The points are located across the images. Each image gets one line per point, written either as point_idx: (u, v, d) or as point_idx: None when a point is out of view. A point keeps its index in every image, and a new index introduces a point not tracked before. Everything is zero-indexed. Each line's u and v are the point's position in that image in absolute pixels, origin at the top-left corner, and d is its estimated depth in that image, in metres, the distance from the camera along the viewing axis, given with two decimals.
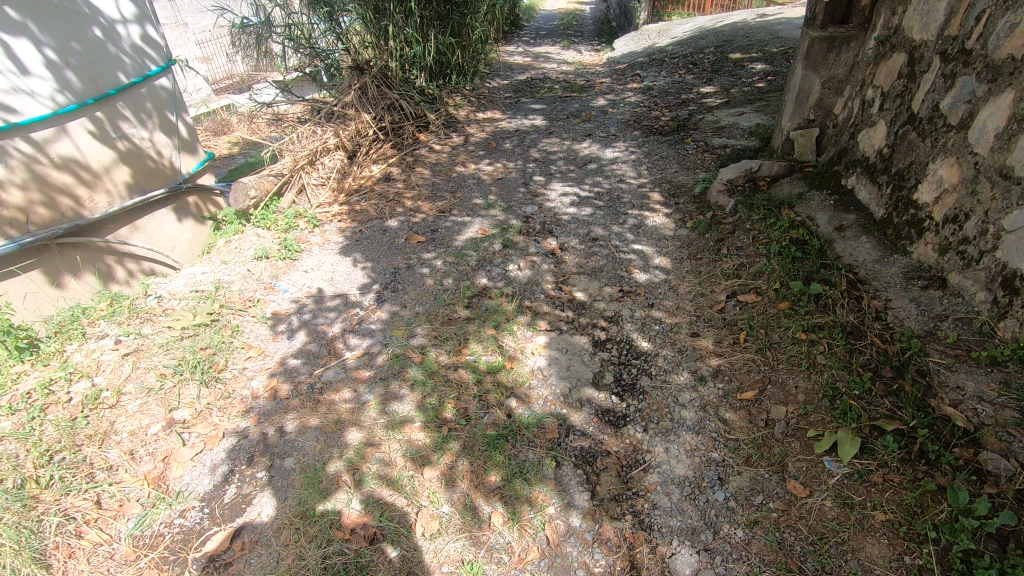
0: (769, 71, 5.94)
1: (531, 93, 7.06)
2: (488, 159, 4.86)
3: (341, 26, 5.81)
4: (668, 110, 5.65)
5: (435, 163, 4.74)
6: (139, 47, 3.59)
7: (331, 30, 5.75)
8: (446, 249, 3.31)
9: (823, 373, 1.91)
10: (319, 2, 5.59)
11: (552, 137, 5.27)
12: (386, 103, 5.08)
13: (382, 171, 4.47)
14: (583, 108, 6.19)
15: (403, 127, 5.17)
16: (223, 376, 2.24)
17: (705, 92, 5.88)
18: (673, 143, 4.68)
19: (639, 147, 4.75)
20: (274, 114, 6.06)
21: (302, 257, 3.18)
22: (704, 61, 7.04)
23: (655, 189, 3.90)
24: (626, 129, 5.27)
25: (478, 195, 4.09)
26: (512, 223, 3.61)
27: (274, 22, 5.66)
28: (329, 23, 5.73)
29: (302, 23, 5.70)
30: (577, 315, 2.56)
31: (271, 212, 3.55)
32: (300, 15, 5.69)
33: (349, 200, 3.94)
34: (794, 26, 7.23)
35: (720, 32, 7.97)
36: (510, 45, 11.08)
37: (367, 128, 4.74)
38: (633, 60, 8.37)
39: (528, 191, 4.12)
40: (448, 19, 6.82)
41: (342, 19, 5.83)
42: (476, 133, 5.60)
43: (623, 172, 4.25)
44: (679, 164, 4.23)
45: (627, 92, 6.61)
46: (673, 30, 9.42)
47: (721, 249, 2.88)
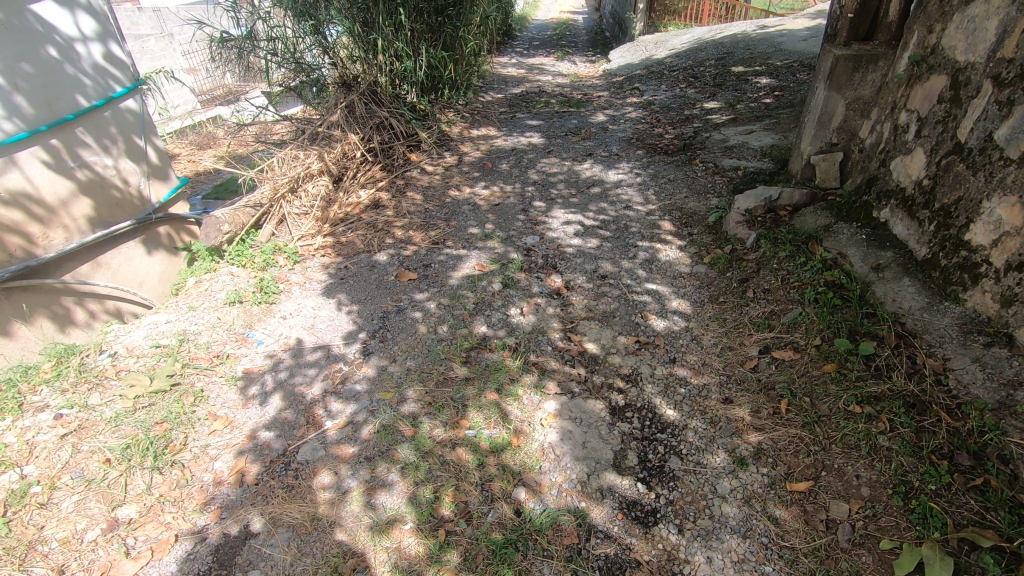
0: (776, 85, 5.70)
1: (527, 108, 6.80)
2: (484, 182, 4.58)
3: (329, 40, 5.56)
4: (671, 128, 5.40)
5: (428, 187, 4.45)
6: (102, 66, 3.28)
7: (318, 44, 5.50)
8: (440, 288, 3.00)
9: (889, 460, 1.63)
10: (304, 15, 5.32)
11: (551, 156, 4.99)
12: (375, 122, 4.79)
13: (371, 196, 4.17)
14: (582, 124, 5.93)
15: (393, 147, 4.88)
16: (181, 458, 1.92)
17: (709, 108, 5.64)
18: (681, 165, 4.42)
19: (644, 168, 4.48)
20: (258, 131, 5.74)
21: (280, 300, 2.87)
22: (706, 74, 6.82)
23: (665, 216, 3.62)
24: (629, 148, 5.00)
25: (474, 223, 3.80)
26: (511, 256, 3.32)
27: (256, 35, 5.37)
28: (314, 37, 5.47)
29: (285, 37, 5.43)
30: (590, 373, 2.26)
31: (247, 247, 3.22)
32: (284, 28, 5.42)
33: (334, 230, 3.63)
34: (796, 38, 7.03)
35: (720, 45, 7.76)
36: (503, 56, 10.84)
37: (354, 150, 4.41)
38: (631, 73, 8.14)
39: (528, 218, 3.83)
40: (440, 32, 6.56)
41: (328, 32, 5.56)
42: (471, 153, 5.32)
43: (629, 197, 3.98)
44: (689, 188, 3.96)
45: (627, 107, 6.37)
46: (670, 41, 9.22)
47: (746, 292, 2.59)
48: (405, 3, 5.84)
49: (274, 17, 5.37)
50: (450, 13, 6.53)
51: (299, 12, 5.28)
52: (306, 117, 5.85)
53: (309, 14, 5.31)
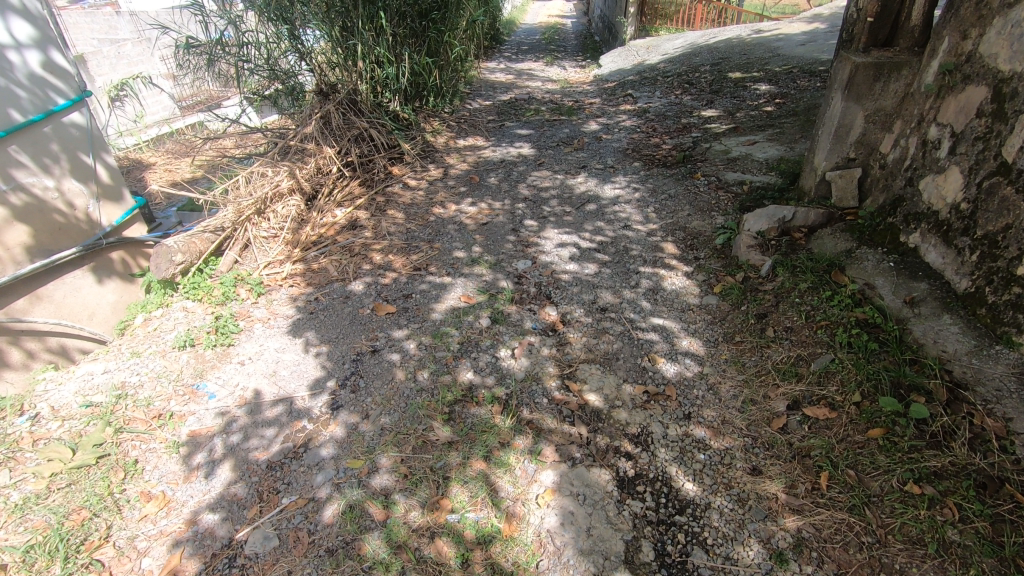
0: (776, 92, 5.46)
1: (517, 116, 6.50)
2: (471, 197, 4.27)
3: (306, 45, 5.24)
4: (668, 138, 5.12)
5: (410, 204, 4.13)
6: (41, 76, 2.93)
7: (294, 50, 5.18)
8: (421, 323, 2.69)
9: (964, 563, 1.37)
10: (277, 19, 5.02)
11: (542, 169, 4.70)
12: (354, 133, 4.47)
13: (348, 215, 3.84)
14: (574, 133, 5.64)
15: (373, 160, 4.55)
16: (101, 556, 1.61)
17: (707, 117, 5.38)
18: (681, 179, 4.14)
19: (642, 182, 4.19)
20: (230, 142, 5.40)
21: (239, 340, 2.53)
22: (701, 80, 6.56)
23: (667, 238, 3.33)
24: (625, 160, 4.72)
25: (460, 246, 3.49)
26: (500, 285, 3.01)
27: (226, 40, 5.03)
28: (290, 43, 5.16)
29: (259, 44, 5.11)
30: (592, 434, 1.95)
31: (204, 278, 2.89)
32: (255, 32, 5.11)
33: (305, 256, 3.29)
34: (793, 43, 6.81)
35: (714, 50, 7.53)
36: (490, 61, 10.57)
37: (329, 164, 4.08)
38: (623, 79, 7.89)
39: (518, 240, 3.52)
40: (425, 37, 6.26)
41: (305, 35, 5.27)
42: (457, 165, 5.01)
43: (627, 215, 3.69)
44: (692, 206, 3.69)
45: (621, 115, 6.09)
46: (663, 46, 8.99)
47: (766, 331, 2.30)
48: (386, 6, 5.54)
49: (246, 21, 5.06)
50: (434, 17, 6.23)
51: (273, 16, 5.00)
52: (282, 127, 5.51)
53: (284, 19, 5.04)
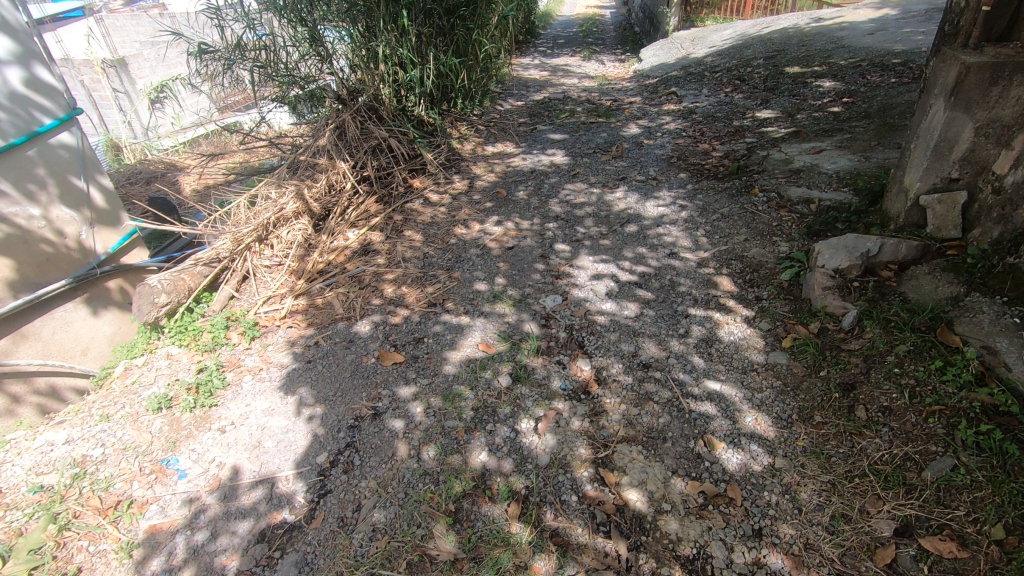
0: (843, 90, 4.85)
1: (550, 118, 6.07)
2: (497, 215, 3.88)
3: (327, 47, 4.92)
4: (718, 144, 4.59)
5: (429, 223, 3.76)
6: (23, 94, 2.69)
7: (314, 53, 4.88)
8: (432, 379, 2.32)
9: None
10: (295, 20, 4.71)
11: (576, 181, 4.26)
12: (371, 145, 4.13)
13: (361, 238, 3.50)
14: (612, 138, 5.17)
15: (392, 174, 4.20)
16: None
17: (762, 120, 4.82)
18: (735, 195, 3.63)
19: (689, 198, 3.70)
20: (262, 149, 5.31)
21: (222, 399, 2.22)
22: (754, 76, 5.97)
23: (721, 270, 2.86)
24: (669, 170, 4.23)
25: (481, 275, 3.09)
26: (525, 327, 2.60)
27: (244, 43, 4.75)
28: (309, 45, 4.85)
29: (278, 47, 4.83)
30: (632, 554, 1.55)
31: (192, 321, 2.60)
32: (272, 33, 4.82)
33: (310, 288, 2.96)
34: (860, 33, 6.12)
35: (768, 41, 6.88)
36: (525, 56, 10.11)
37: (342, 180, 3.74)
38: (666, 74, 7.33)
39: (548, 268, 3.11)
40: (453, 35, 5.88)
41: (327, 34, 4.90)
42: (484, 176, 4.62)
43: (673, 240, 3.22)
44: (749, 230, 3.20)
45: (664, 117, 5.57)
46: (710, 37, 8.36)
47: (856, 412, 1.82)
48: (410, 5, 5.17)
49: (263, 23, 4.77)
50: (462, 14, 5.84)
51: (292, 17, 4.69)
52: (302, 134, 5.24)
53: (303, 21, 4.73)
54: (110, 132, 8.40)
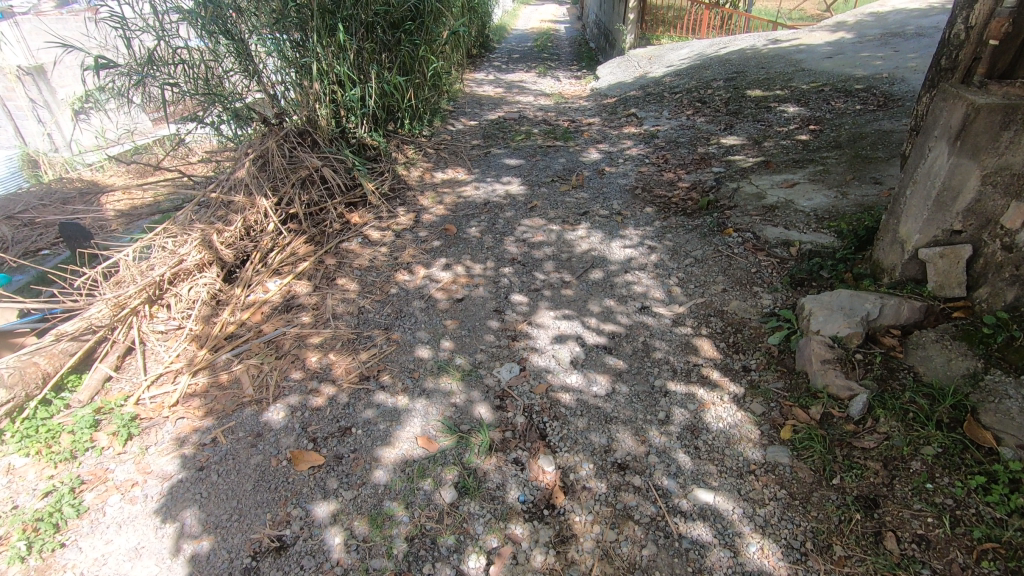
0: (808, 117, 4.66)
1: (505, 140, 5.69)
2: (445, 256, 3.44)
3: (255, 63, 4.38)
4: (684, 173, 4.30)
5: (368, 268, 3.28)
6: None
7: (240, 69, 4.34)
8: (358, 490, 1.85)
9: None
10: (214, 31, 4.15)
11: (533, 215, 3.86)
12: (301, 176, 3.63)
13: (284, 289, 2.99)
14: (572, 164, 4.83)
15: (325, 209, 3.68)
16: None
17: (728, 146, 4.56)
18: (707, 234, 3.31)
19: (658, 237, 3.36)
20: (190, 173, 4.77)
21: (70, 538, 1.70)
22: (715, 98, 5.77)
23: (700, 330, 2.51)
24: (634, 204, 3.89)
25: (425, 336, 2.64)
26: (475, 410, 2.17)
27: (156, 57, 4.17)
28: (237, 60, 4.32)
29: (199, 62, 4.26)
30: None
31: (47, 419, 2.06)
32: (189, 47, 4.27)
33: (213, 360, 2.43)
34: (818, 55, 6.01)
35: (726, 62, 6.73)
36: (479, 71, 9.74)
37: (263, 220, 3.20)
38: (624, 93, 7.09)
39: (503, 326, 2.69)
40: (399, 51, 5.46)
41: (254, 47, 4.37)
42: (432, 209, 4.17)
43: (643, 290, 2.86)
44: (726, 278, 2.86)
45: (625, 141, 5.27)
46: (667, 56, 8.21)
47: (884, 543, 1.48)
48: (348, 17, 4.76)
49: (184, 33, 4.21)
50: (408, 28, 5.44)
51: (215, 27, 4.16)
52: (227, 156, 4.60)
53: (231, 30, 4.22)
54: (29, 144, 7.52)
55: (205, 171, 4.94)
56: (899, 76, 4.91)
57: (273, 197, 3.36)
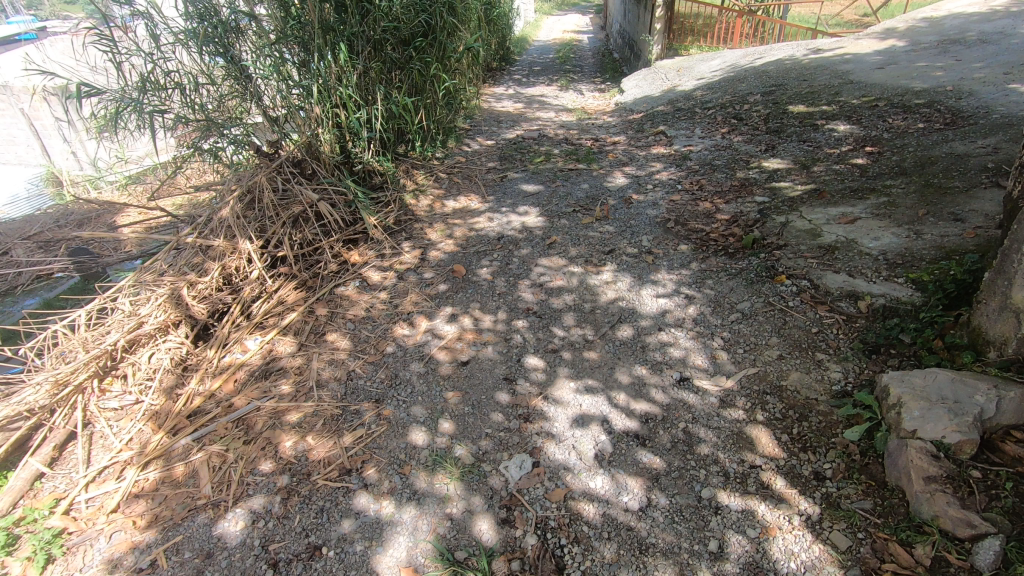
0: (863, 136, 4.15)
1: (524, 162, 5.29)
2: (452, 304, 3.03)
3: (254, 85, 4.07)
4: (722, 202, 3.83)
5: (363, 319, 2.90)
6: None
7: (238, 91, 4.04)
8: None
9: None
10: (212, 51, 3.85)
11: (552, 254, 3.44)
12: (294, 212, 3.27)
13: (265, 348, 2.62)
14: (595, 190, 4.40)
15: (320, 248, 3.33)
16: None
17: (771, 171, 4.08)
18: (755, 281, 2.84)
19: (696, 284, 2.90)
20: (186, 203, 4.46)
21: None
22: (753, 115, 5.28)
23: (755, 414, 2.04)
24: (667, 240, 3.44)
25: (421, 414, 2.23)
26: (476, 525, 1.75)
27: (148, 81, 3.87)
28: (236, 81, 4.05)
29: (194, 86, 3.96)
30: None
31: None
32: (184, 72, 3.97)
33: (171, 445, 2.06)
34: (867, 66, 5.49)
35: (763, 74, 6.25)
36: (498, 86, 9.41)
37: (247, 266, 2.85)
38: (651, 108, 6.66)
39: (514, 401, 2.26)
40: (410, 69, 5.14)
41: (251, 69, 4.05)
42: (441, 244, 3.78)
43: (681, 355, 2.41)
44: (783, 342, 2.39)
45: (654, 164, 4.82)
46: (696, 67, 7.75)
47: None
48: (355, 35, 4.50)
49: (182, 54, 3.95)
50: (419, 44, 5.15)
51: (214, 47, 3.93)
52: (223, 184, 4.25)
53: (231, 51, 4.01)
54: (55, 163, 7.39)
55: (201, 200, 4.62)
56: (966, 89, 4.37)
57: (258, 240, 3.01)
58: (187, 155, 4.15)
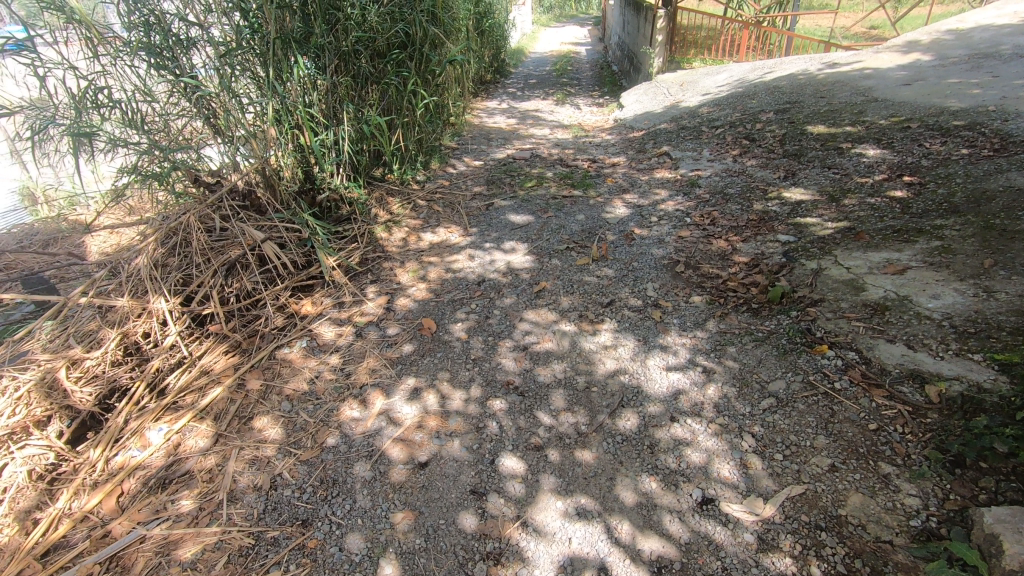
0: (897, 163, 3.64)
1: (514, 186, 4.78)
2: (416, 373, 2.48)
3: (205, 103, 3.52)
4: (739, 241, 3.31)
5: (305, 395, 2.35)
6: None
7: (187, 110, 3.51)
8: None
9: None
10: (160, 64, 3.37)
11: (541, 306, 2.90)
12: (229, 257, 2.74)
13: (172, 441, 2.07)
14: (593, 222, 3.88)
15: (262, 300, 2.78)
16: None
17: (794, 203, 3.56)
18: (788, 351, 2.30)
19: (715, 352, 2.36)
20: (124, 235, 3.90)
21: None
22: (767, 135, 4.78)
23: (809, 565, 1.50)
24: (676, 289, 2.90)
25: (358, 548, 1.68)
26: None
27: (83, 95, 3.28)
28: (186, 99, 3.50)
29: (133, 102, 3.40)
30: None
31: None
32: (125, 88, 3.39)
33: None
34: (891, 82, 4.99)
35: (775, 89, 5.75)
36: (491, 99, 8.92)
37: (156, 332, 2.34)
38: (653, 126, 6.16)
39: (482, 529, 1.72)
40: (387, 84, 4.63)
41: (204, 82, 3.50)
42: (411, 289, 3.24)
43: (701, 461, 1.86)
44: (833, 444, 1.85)
45: (659, 191, 4.30)
46: (701, 81, 7.27)
47: None
48: (321, 47, 3.99)
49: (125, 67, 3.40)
50: (397, 56, 4.64)
51: (160, 59, 3.36)
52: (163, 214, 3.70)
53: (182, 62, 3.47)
54: None
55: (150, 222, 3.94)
56: (1012, 109, 3.86)
57: (177, 295, 2.47)
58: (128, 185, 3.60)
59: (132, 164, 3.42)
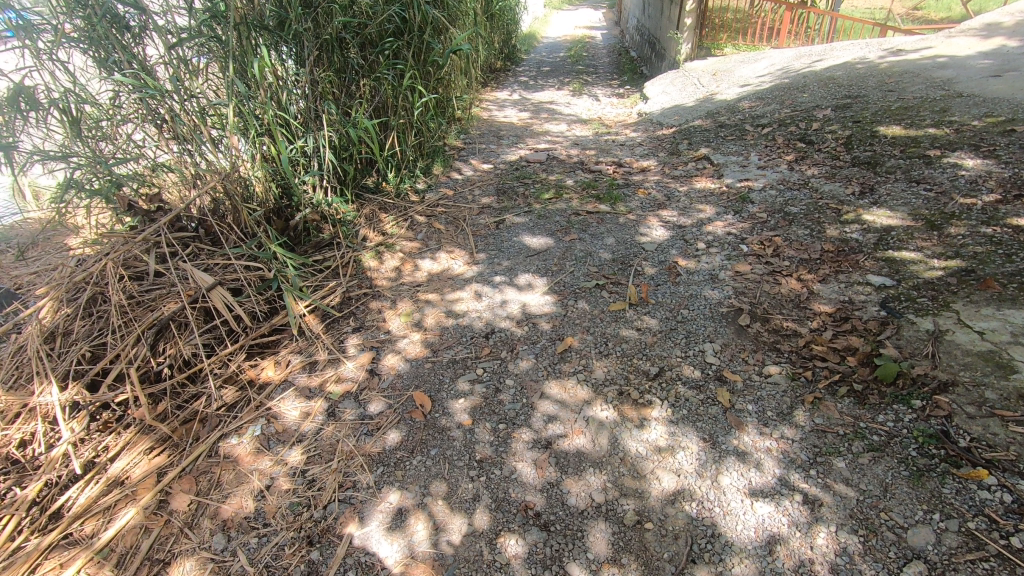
0: (1011, 179, 2.91)
1: (529, 197, 4.09)
2: (402, 482, 1.84)
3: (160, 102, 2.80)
4: (815, 281, 2.62)
5: (247, 520, 1.72)
6: None
7: (138, 113, 2.80)
8: None
9: None
10: (101, 54, 2.70)
11: (566, 374, 2.23)
12: (157, 316, 2.14)
13: None
14: (626, 248, 3.19)
15: (202, 370, 2.16)
16: None
17: (881, 229, 2.84)
18: (924, 472, 1.62)
19: (816, 467, 1.69)
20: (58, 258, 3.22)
21: None
22: (829, 137, 4.05)
23: None
24: (744, 354, 2.22)
25: None
26: None
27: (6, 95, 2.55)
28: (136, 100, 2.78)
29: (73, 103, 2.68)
30: None
31: None
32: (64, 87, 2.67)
33: None
34: (975, 72, 4.22)
35: (830, 80, 4.99)
36: (501, 90, 8.19)
37: (39, 434, 1.81)
38: (685, 122, 5.43)
39: None
40: (379, 78, 3.94)
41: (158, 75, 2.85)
42: (402, 341, 2.58)
43: None
44: None
45: (702, 207, 3.60)
46: (737, 70, 6.50)
47: None
48: (298, 34, 3.30)
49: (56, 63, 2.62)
50: (390, 44, 3.95)
51: (103, 53, 2.71)
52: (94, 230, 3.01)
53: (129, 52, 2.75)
54: None
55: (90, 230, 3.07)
56: None
57: (73, 381, 1.93)
58: (73, 207, 2.88)
59: (71, 179, 2.67)
